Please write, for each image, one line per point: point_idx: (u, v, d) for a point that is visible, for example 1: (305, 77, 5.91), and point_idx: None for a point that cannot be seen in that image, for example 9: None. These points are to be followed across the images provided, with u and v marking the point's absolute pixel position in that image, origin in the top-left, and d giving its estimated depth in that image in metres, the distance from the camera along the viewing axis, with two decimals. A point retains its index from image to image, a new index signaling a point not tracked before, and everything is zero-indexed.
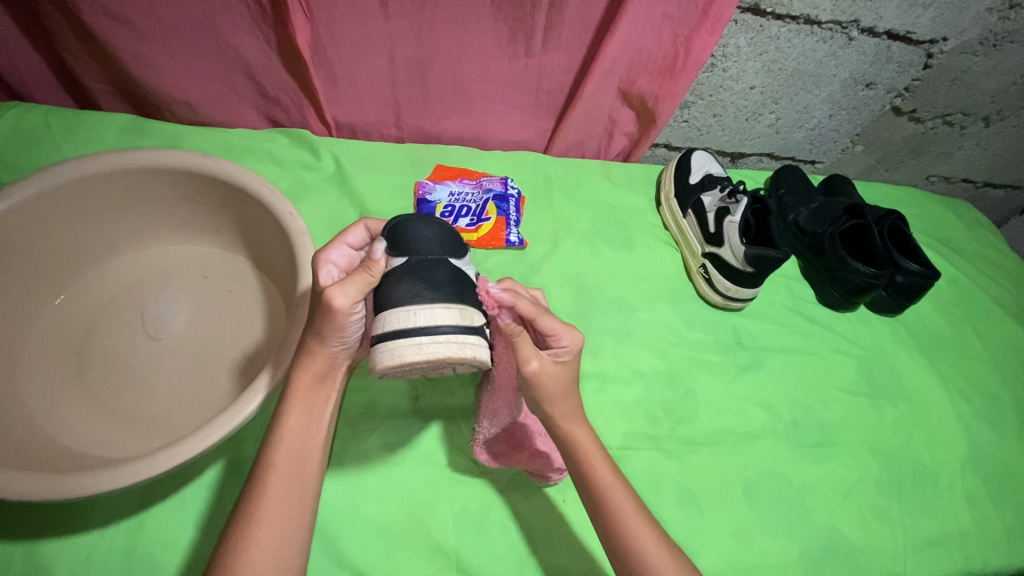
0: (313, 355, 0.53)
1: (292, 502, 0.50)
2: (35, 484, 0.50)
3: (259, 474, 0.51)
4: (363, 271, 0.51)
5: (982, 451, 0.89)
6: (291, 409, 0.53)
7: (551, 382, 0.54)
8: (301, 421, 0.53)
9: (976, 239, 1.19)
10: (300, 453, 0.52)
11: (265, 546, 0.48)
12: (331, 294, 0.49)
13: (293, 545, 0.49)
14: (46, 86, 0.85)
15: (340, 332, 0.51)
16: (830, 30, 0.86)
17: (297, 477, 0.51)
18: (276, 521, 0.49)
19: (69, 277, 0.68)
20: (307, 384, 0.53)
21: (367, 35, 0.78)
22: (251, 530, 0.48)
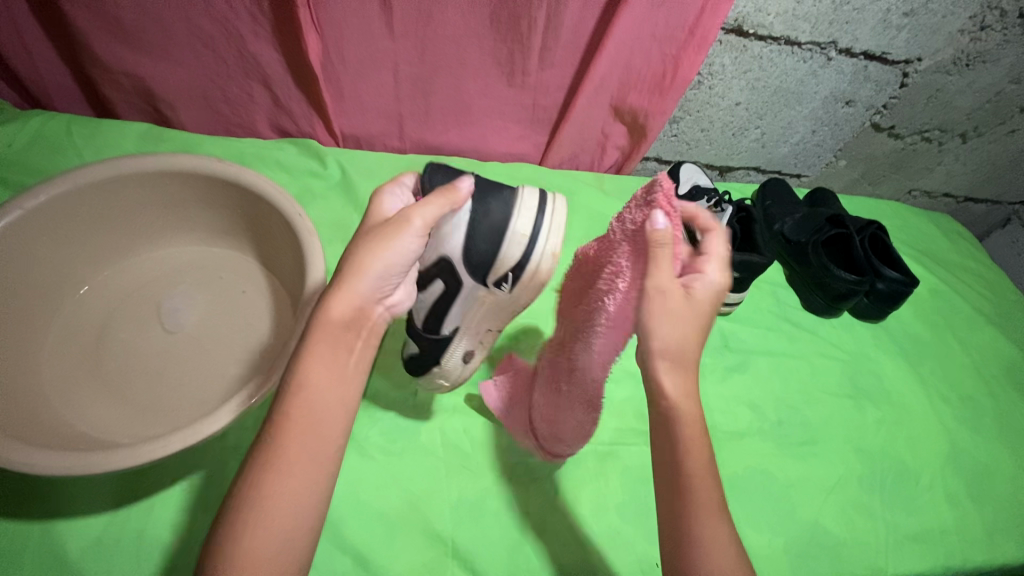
0: (345, 295, 0.49)
1: (307, 456, 0.47)
2: (55, 461, 0.53)
3: (270, 426, 0.48)
4: (445, 197, 0.53)
5: (962, 451, 0.92)
6: (311, 355, 0.49)
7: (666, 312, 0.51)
8: (322, 371, 0.49)
9: (958, 251, 1.23)
10: (320, 405, 0.48)
11: (279, 495, 0.46)
12: (409, 211, 0.51)
13: (307, 498, 0.47)
14: (67, 95, 0.90)
15: (387, 253, 0.50)
16: (810, 50, 0.92)
17: (313, 431, 0.48)
18: (290, 472, 0.46)
19: (90, 272, 0.72)
20: (332, 328, 0.50)
21: (374, 51, 0.83)
22: (265, 479, 0.46)
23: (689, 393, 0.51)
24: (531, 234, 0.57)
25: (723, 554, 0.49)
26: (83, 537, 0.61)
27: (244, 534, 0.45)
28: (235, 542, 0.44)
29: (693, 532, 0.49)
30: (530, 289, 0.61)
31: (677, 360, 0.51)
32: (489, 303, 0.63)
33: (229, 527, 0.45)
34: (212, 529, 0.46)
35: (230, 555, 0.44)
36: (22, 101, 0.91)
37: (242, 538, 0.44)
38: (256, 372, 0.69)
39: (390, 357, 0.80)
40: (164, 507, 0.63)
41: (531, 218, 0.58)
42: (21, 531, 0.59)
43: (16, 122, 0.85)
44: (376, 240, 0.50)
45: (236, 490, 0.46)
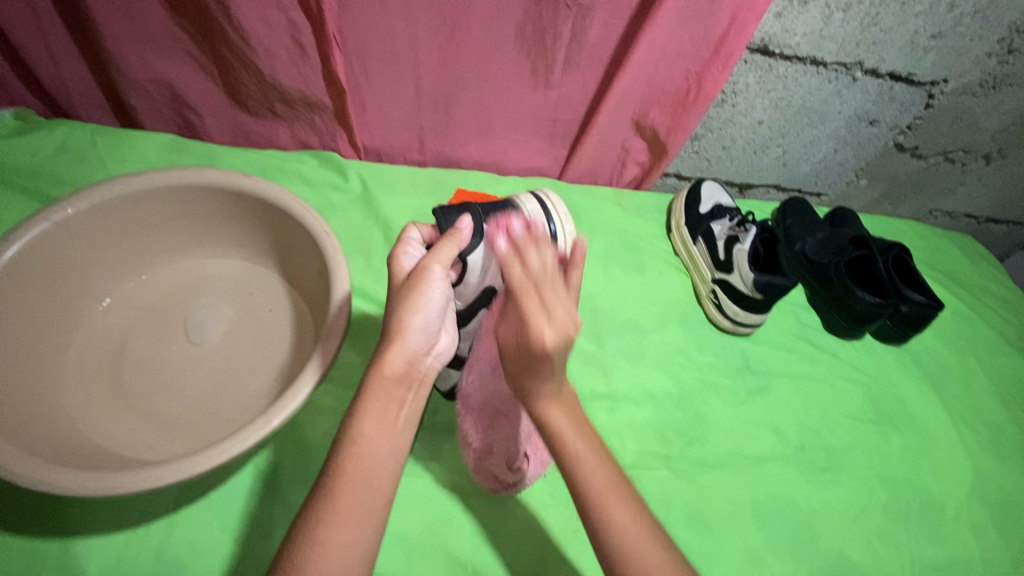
0: (394, 350, 0.53)
1: (360, 511, 0.47)
2: (77, 481, 0.52)
3: (326, 475, 0.48)
4: (450, 240, 0.59)
5: (987, 480, 0.90)
6: (365, 410, 0.51)
7: (512, 355, 0.53)
8: (374, 426, 0.50)
9: (979, 272, 1.21)
10: (372, 459, 0.49)
11: (335, 552, 0.45)
12: (429, 261, 0.56)
13: (360, 551, 0.46)
14: (92, 105, 0.90)
15: (421, 307, 0.55)
16: (835, 70, 0.91)
17: (366, 484, 0.48)
18: (347, 527, 0.46)
19: (113, 285, 0.72)
20: (387, 380, 0.53)
21: (397, 65, 0.82)
22: (321, 533, 0.45)
23: (571, 416, 0.53)
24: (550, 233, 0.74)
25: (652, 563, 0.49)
26: (103, 555, 0.60)
27: None
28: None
29: (611, 537, 0.50)
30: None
31: (538, 394, 0.53)
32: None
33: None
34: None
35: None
36: (47, 110, 0.91)
37: None
38: (276, 391, 0.68)
39: None
40: (184, 526, 0.63)
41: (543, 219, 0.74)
42: (41, 548, 0.59)
43: (42, 132, 0.86)
44: (408, 296, 0.55)
45: (288, 544, 0.45)
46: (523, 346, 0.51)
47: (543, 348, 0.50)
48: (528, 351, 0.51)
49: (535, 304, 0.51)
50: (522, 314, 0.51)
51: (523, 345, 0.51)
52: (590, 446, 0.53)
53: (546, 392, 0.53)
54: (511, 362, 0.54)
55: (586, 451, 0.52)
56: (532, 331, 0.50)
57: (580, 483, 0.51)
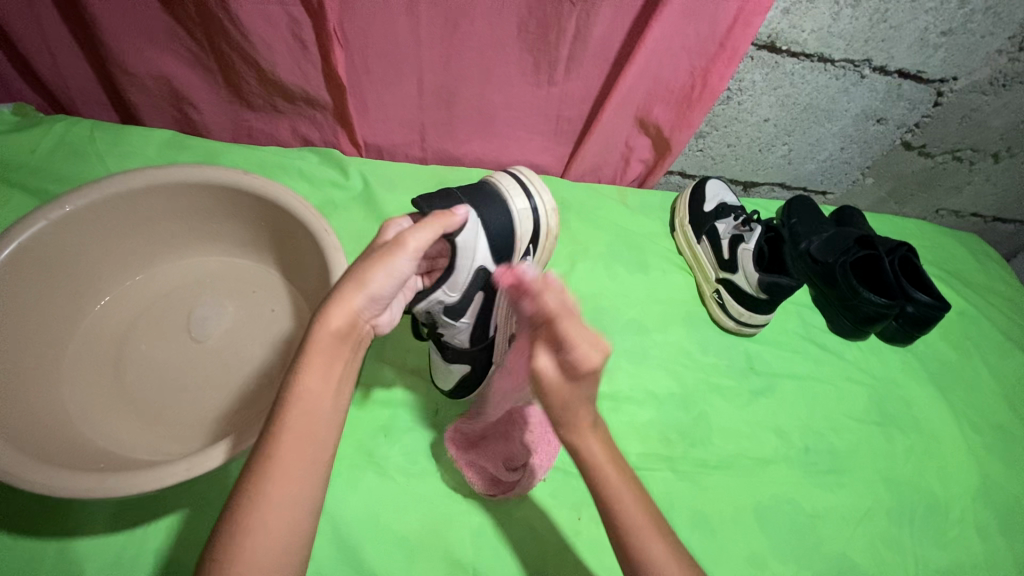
0: (341, 303, 0.50)
1: (304, 464, 0.46)
2: (74, 483, 0.51)
3: (270, 430, 0.47)
4: (440, 221, 0.56)
5: (993, 483, 0.89)
6: (308, 362, 0.48)
7: (559, 389, 0.45)
8: (315, 378, 0.48)
9: (986, 272, 1.20)
10: (313, 412, 0.48)
11: (276, 503, 0.45)
12: (413, 235, 0.53)
13: (303, 503, 0.46)
14: (91, 101, 0.89)
15: (383, 270, 0.51)
16: (842, 67, 0.89)
17: (308, 436, 0.47)
18: (289, 478, 0.46)
19: (111, 283, 0.72)
20: (328, 341, 0.49)
21: (398, 61, 0.81)
22: (264, 483, 0.45)
23: (609, 450, 0.50)
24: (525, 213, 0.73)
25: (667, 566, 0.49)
26: (101, 556, 0.60)
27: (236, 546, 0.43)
28: (229, 555, 0.43)
29: (644, 552, 0.49)
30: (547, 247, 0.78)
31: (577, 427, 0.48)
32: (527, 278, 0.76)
33: (226, 536, 0.44)
34: (208, 540, 0.44)
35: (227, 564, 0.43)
36: (45, 105, 0.90)
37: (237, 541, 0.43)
38: (275, 390, 0.68)
39: (411, 374, 0.78)
40: (183, 527, 0.63)
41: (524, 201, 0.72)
42: (40, 548, 0.59)
43: (40, 128, 0.85)
44: (372, 257, 0.52)
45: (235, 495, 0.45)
46: (571, 377, 0.44)
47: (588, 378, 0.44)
48: (573, 380, 0.44)
49: (574, 327, 0.43)
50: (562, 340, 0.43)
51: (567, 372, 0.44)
52: (624, 476, 0.51)
53: (585, 424, 0.48)
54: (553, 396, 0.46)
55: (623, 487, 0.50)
56: (578, 356, 0.43)
57: (611, 505, 0.50)
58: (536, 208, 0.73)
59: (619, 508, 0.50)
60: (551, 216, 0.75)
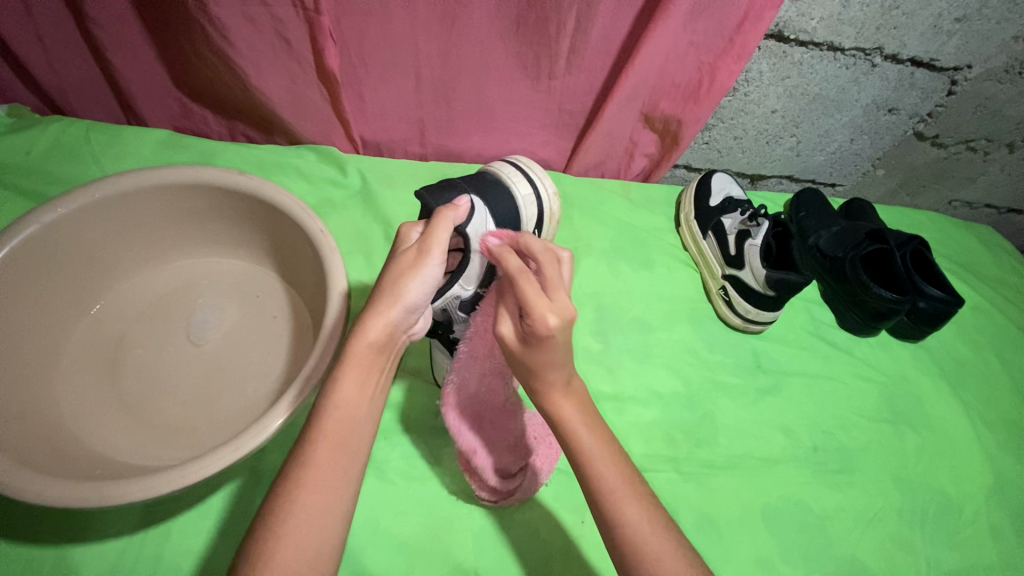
0: (379, 316, 0.49)
1: (339, 472, 0.46)
2: (68, 492, 0.51)
3: (304, 440, 0.47)
4: (448, 211, 0.56)
5: (1007, 481, 0.87)
6: (345, 374, 0.49)
7: (520, 352, 0.50)
8: (350, 391, 0.48)
9: (1000, 265, 1.17)
10: (349, 422, 0.48)
11: (310, 513, 0.45)
12: (433, 236, 0.53)
13: (334, 514, 0.46)
14: (86, 101, 0.88)
15: (416, 280, 0.51)
16: (853, 56, 0.87)
17: (343, 448, 0.47)
18: (322, 489, 0.46)
19: (107, 287, 0.71)
20: (365, 352, 0.49)
21: (395, 56, 0.79)
22: (298, 495, 0.45)
23: (585, 411, 0.51)
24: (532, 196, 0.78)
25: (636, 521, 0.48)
26: (101, 562, 0.60)
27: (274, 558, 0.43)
28: (263, 561, 0.43)
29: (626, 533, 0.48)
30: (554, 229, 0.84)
31: (551, 389, 0.50)
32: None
33: (258, 545, 0.44)
34: (238, 549, 0.44)
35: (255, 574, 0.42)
36: (41, 105, 0.89)
37: (274, 552, 0.43)
38: (274, 394, 0.67)
39: (411, 375, 0.77)
40: (181, 532, 0.62)
41: (527, 186, 0.78)
42: (39, 556, 0.59)
43: (35, 129, 0.84)
44: (404, 268, 0.51)
45: (268, 503, 0.45)
46: (530, 343, 0.48)
47: (554, 343, 0.47)
48: (533, 346, 0.48)
49: (535, 294, 0.47)
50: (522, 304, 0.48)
51: (530, 338, 0.48)
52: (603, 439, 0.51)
53: (559, 391, 0.50)
54: (518, 361, 0.50)
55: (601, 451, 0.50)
56: (535, 318, 0.46)
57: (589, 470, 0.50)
58: (540, 195, 0.79)
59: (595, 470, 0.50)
60: (553, 201, 0.81)
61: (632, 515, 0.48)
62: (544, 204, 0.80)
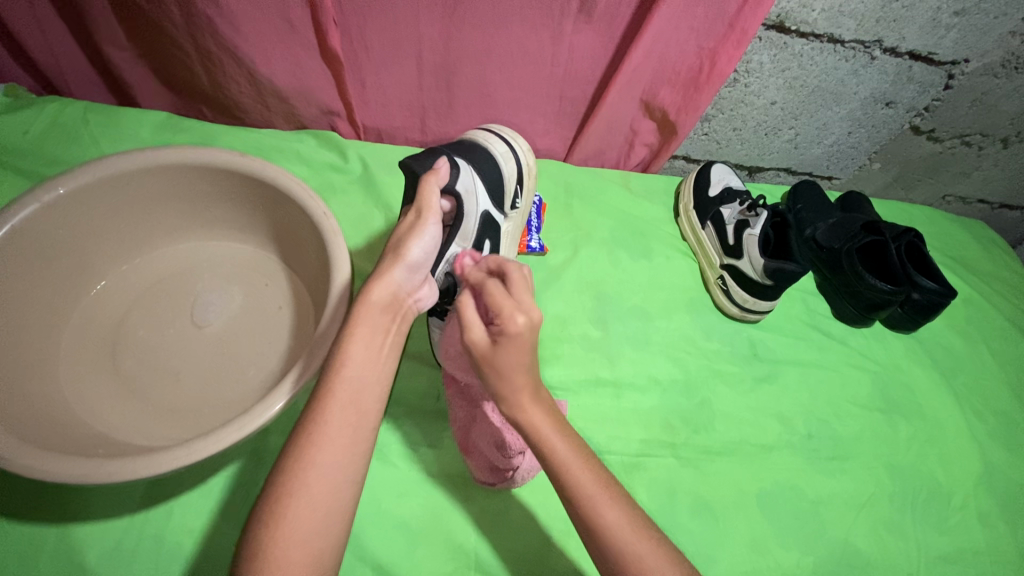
0: (383, 280, 0.54)
1: (349, 431, 0.48)
2: (71, 469, 0.51)
3: (315, 400, 0.49)
4: (432, 175, 0.60)
5: (995, 469, 0.89)
6: (353, 336, 0.51)
7: (490, 356, 0.49)
8: (363, 358, 0.51)
9: (992, 259, 1.19)
10: (359, 382, 0.50)
11: (324, 471, 0.46)
12: (421, 202, 0.58)
13: (346, 477, 0.47)
14: (83, 81, 0.87)
15: (416, 241, 0.56)
16: (853, 49, 0.87)
17: (353, 407, 0.49)
18: (336, 451, 0.47)
19: (107, 268, 0.71)
20: (373, 313, 0.53)
21: (397, 40, 0.79)
22: (308, 453, 0.46)
23: (559, 424, 0.51)
24: (509, 152, 0.76)
25: (618, 528, 0.49)
26: (104, 541, 0.60)
27: (287, 514, 0.44)
28: (278, 516, 0.44)
29: (614, 537, 0.49)
30: (533, 184, 0.82)
31: (523, 393, 0.50)
32: (517, 221, 0.81)
33: (271, 507, 0.45)
34: (254, 506, 0.46)
35: (270, 530, 0.44)
36: (37, 86, 0.88)
37: (289, 509, 0.44)
38: (276, 376, 0.67)
39: (412, 359, 0.77)
40: (183, 512, 0.63)
41: (502, 144, 0.76)
42: (40, 535, 0.59)
43: (32, 109, 0.83)
44: (403, 233, 0.56)
45: (281, 462, 0.46)
46: (500, 343, 0.48)
47: (523, 342, 0.48)
48: (503, 349, 0.48)
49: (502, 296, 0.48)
50: (493, 308, 0.48)
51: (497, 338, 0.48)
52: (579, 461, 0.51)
53: (530, 397, 0.50)
54: (488, 366, 0.49)
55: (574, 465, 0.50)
56: (504, 319, 0.47)
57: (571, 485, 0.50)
58: (517, 152, 0.78)
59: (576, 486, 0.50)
60: (528, 156, 0.80)
61: (616, 525, 0.49)
62: (522, 160, 0.78)
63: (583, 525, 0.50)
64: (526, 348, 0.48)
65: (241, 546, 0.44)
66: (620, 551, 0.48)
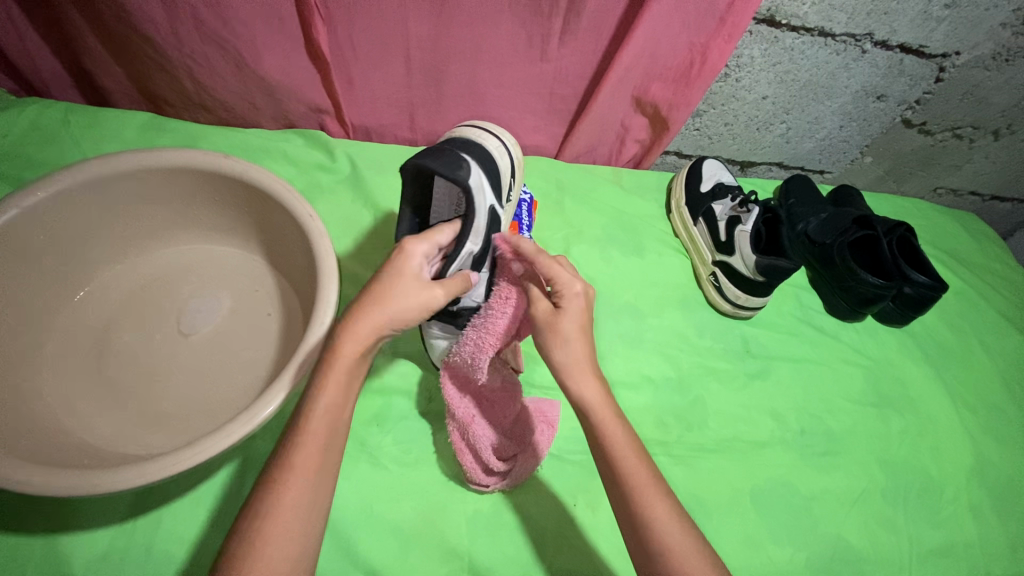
0: (363, 343, 0.52)
1: (321, 467, 0.48)
2: (55, 481, 0.50)
3: (288, 436, 0.49)
4: (458, 284, 0.58)
5: (987, 462, 0.90)
6: (328, 381, 0.50)
7: (552, 320, 0.57)
8: (339, 384, 0.50)
9: (983, 252, 1.19)
10: (332, 422, 0.50)
11: (294, 506, 0.46)
12: (437, 296, 0.55)
13: (320, 501, 0.48)
14: (63, 82, 0.86)
15: (406, 318, 0.53)
16: (844, 42, 0.87)
17: (325, 445, 0.49)
18: (306, 487, 0.47)
19: (89, 274, 0.70)
20: (345, 367, 0.51)
21: (385, 38, 0.78)
22: (280, 489, 0.47)
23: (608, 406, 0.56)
24: (501, 146, 0.75)
25: (662, 519, 0.51)
26: (91, 551, 0.59)
27: (255, 551, 0.44)
28: (249, 553, 0.44)
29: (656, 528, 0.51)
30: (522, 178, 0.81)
31: (580, 365, 0.57)
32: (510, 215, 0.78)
33: (242, 543, 0.45)
34: (225, 540, 0.46)
35: (243, 557, 0.44)
36: (17, 87, 0.87)
37: (258, 546, 0.44)
38: (265, 382, 0.66)
39: (403, 361, 0.77)
40: (171, 520, 0.62)
41: (494, 138, 0.75)
42: (25, 546, 0.58)
43: (11, 112, 0.82)
44: (402, 306, 0.53)
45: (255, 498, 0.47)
46: (561, 308, 0.57)
47: (579, 308, 0.58)
48: (564, 313, 0.57)
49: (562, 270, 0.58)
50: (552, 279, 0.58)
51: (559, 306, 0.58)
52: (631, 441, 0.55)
53: (589, 370, 0.57)
54: (547, 329, 0.58)
55: (621, 434, 0.55)
56: (564, 290, 0.57)
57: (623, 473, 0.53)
58: (506, 146, 0.77)
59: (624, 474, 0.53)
60: (516, 150, 0.80)
61: (662, 515, 0.52)
62: (512, 156, 0.78)
63: (629, 519, 0.52)
64: (584, 316, 0.58)
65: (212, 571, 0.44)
66: (663, 542, 0.50)
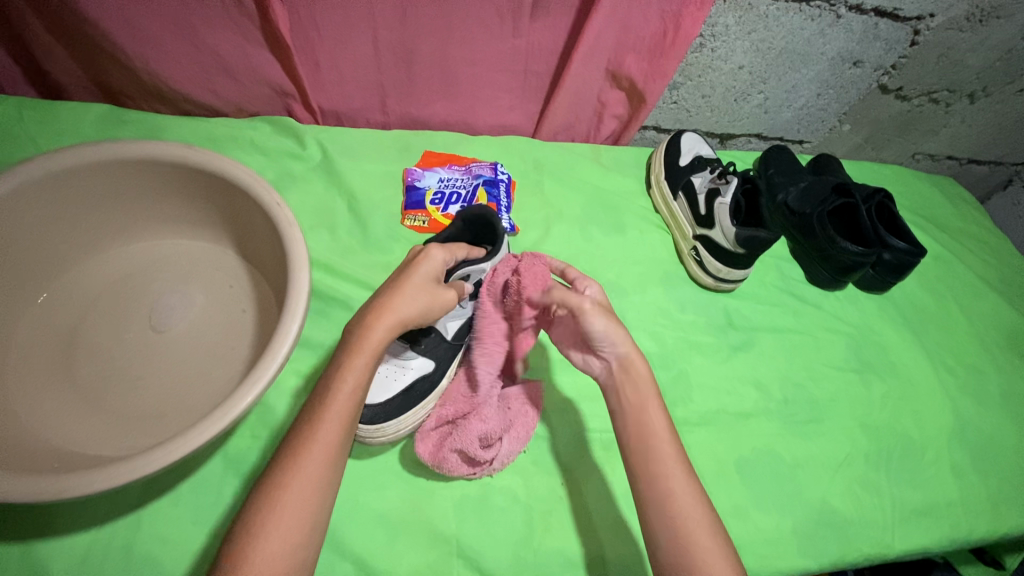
0: (383, 339, 0.53)
1: (335, 449, 0.50)
2: (24, 487, 0.49)
3: (305, 418, 0.50)
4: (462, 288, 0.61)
5: (966, 422, 0.91)
6: (352, 365, 0.51)
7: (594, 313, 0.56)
8: (361, 375, 0.51)
9: (961, 216, 1.20)
10: (351, 406, 0.51)
11: (308, 485, 0.48)
12: (449, 298, 0.57)
13: (332, 483, 0.49)
14: (14, 75, 0.82)
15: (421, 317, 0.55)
16: (818, 7, 0.85)
17: (343, 427, 0.50)
18: (320, 468, 0.48)
19: (54, 274, 0.67)
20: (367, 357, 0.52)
21: (349, 18, 0.75)
22: (294, 470, 0.48)
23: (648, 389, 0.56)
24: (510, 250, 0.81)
25: (678, 493, 0.53)
26: (71, 556, 0.58)
27: (269, 528, 0.46)
28: (263, 530, 0.45)
29: (672, 504, 0.53)
30: None
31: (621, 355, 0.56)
32: None
33: (255, 520, 0.46)
34: (235, 522, 0.47)
35: (257, 536, 0.45)
36: None
37: (271, 524, 0.46)
38: (242, 375, 0.65)
39: None
40: (153, 520, 0.61)
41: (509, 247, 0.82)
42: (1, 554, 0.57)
43: None
44: (421, 306, 0.55)
45: (269, 478, 0.48)
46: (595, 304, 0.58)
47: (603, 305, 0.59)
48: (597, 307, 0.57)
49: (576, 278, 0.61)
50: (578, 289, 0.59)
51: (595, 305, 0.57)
52: (662, 418, 0.56)
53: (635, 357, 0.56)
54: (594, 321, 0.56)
55: (654, 413, 0.55)
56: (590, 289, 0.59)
57: (648, 450, 0.55)
58: None
59: (647, 452, 0.55)
60: None
61: (681, 491, 0.53)
62: None
63: (646, 493, 0.54)
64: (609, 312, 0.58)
65: (223, 550, 0.46)
66: (678, 515, 0.52)
